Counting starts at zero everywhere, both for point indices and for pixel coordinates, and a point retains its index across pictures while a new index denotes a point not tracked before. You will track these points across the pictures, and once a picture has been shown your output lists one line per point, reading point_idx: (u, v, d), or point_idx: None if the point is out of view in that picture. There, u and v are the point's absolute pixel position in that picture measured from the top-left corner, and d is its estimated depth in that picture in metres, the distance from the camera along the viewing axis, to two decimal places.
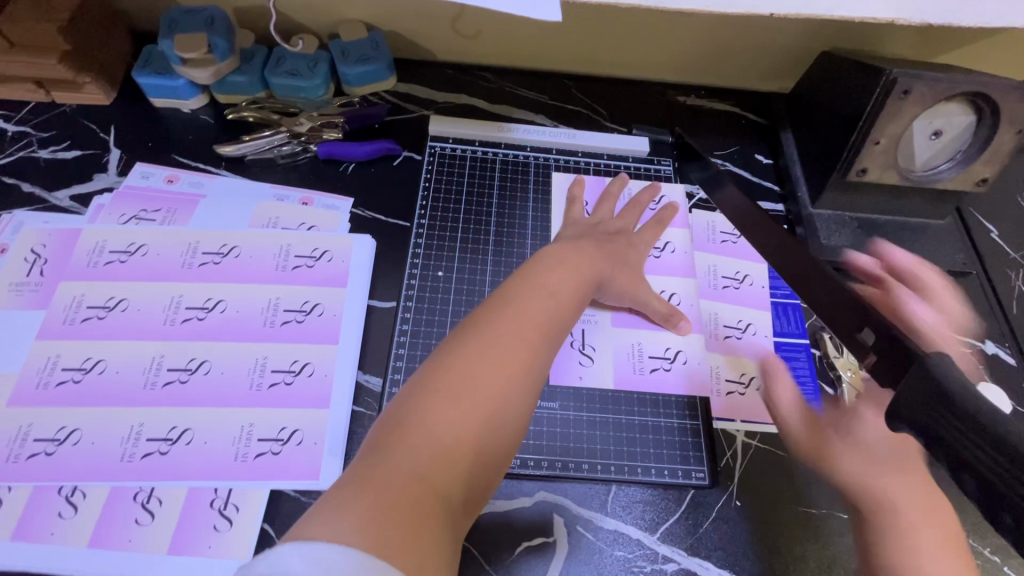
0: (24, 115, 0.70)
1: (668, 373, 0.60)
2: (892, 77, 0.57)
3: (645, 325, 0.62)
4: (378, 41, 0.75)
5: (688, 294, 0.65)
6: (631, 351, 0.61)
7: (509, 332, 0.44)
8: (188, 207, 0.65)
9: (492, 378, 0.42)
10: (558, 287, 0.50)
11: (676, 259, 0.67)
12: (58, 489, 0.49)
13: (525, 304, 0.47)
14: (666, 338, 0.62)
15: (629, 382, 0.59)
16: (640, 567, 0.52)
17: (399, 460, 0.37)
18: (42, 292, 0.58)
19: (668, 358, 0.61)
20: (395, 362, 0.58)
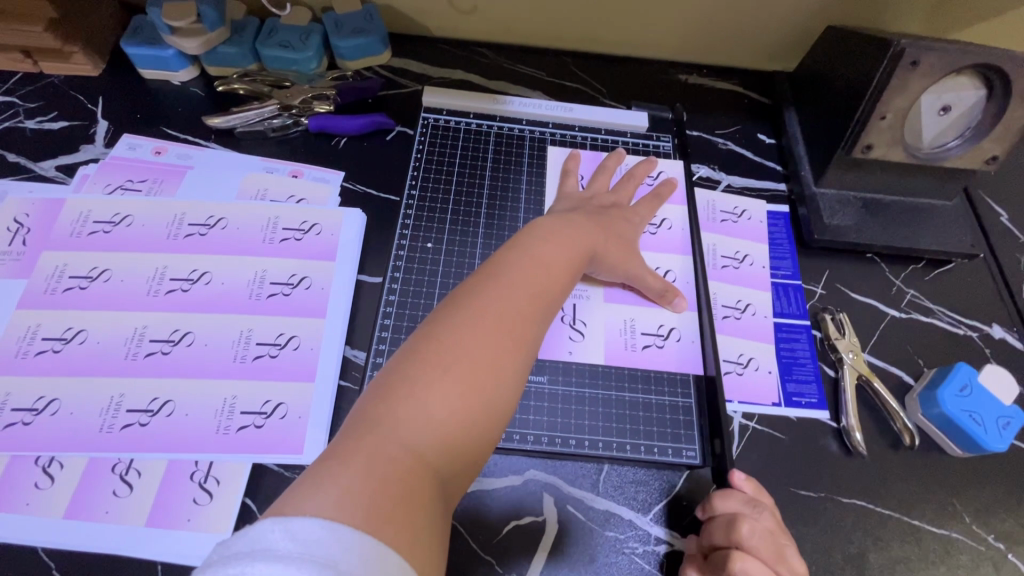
0: (12, 85, 0.69)
1: (661, 350, 0.58)
2: (900, 49, 0.55)
3: (641, 303, 0.61)
4: (372, 14, 0.73)
5: (686, 273, 0.63)
6: (625, 330, 0.59)
7: (505, 303, 0.43)
8: (176, 178, 0.63)
9: (488, 349, 0.40)
10: (554, 258, 0.48)
11: (674, 237, 0.65)
12: (35, 460, 0.48)
13: (521, 275, 0.45)
14: (662, 316, 0.60)
15: (622, 361, 0.58)
16: (631, 548, 0.50)
17: (390, 431, 0.36)
18: (24, 260, 0.57)
19: (662, 336, 0.59)
20: (381, 337, 0.56)
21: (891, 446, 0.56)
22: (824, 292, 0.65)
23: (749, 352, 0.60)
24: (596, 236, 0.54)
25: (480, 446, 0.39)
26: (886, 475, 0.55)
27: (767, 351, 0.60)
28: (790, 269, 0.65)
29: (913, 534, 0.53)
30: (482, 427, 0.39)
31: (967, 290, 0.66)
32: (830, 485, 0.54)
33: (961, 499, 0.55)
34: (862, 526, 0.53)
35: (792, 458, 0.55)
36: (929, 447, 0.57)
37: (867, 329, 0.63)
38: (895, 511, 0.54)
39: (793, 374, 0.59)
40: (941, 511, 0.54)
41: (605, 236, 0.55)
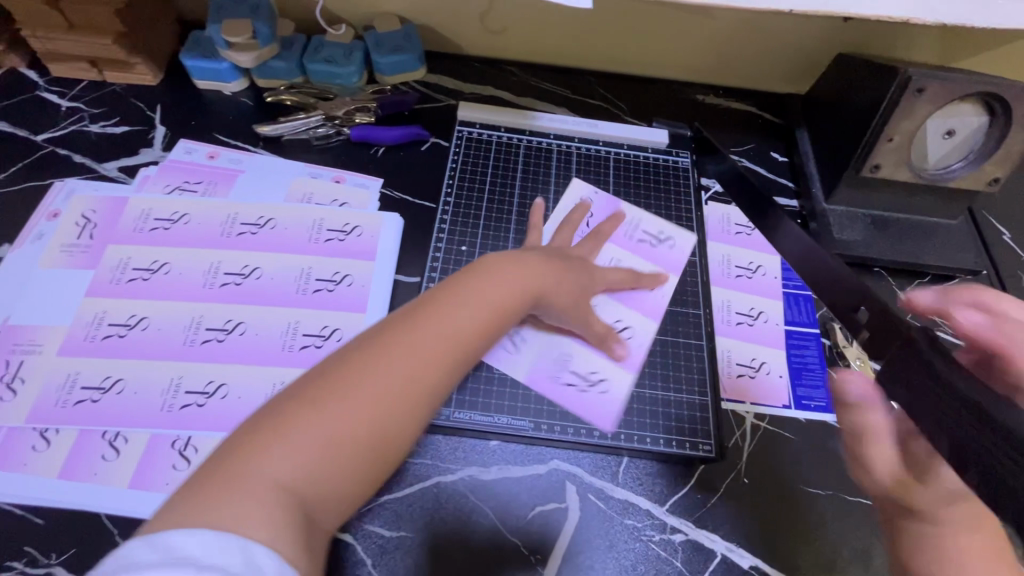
0: (77, 92, 0.75)
1: (581, 395, 0.59)
2: (906, 75, 0.59)
3: (583, 344, 0.61)
4: (410, 33, 0.78)
5: (642, 338, 0.62)
6: (556, 361, 0.60)
7: (424, 345, 0.42)
8: (228, 180, 0.68)
9: (393, 391, 0.40)
10: (493, 303, 0.48)
11: (645, 299, 0.65)
12: (102, 434, 0.52)
13: (450, 319, 0.44)
14: (597, 364, 0.60)
15: (541, 388, 0.59)
16: (648, 536, 0.54)
17: (264, 459, 0.35)
18: (91, 252, 0.62)
19: (589, 380, 0.59)
20: None
21: None
22: None
23: (762, 356, 0.63)
24: (543, 270, 0.54)
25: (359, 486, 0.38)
26: None
27: (779, 356, 0.63)
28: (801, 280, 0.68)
29: None
30: (368, 471, 0.39)
31: None
32: (837, 484, 0.57)
33: None
34: (866, 523, 0.56)
35: (803, 457, 0.59)
36: None
37: None
38: None
39: (804, 379, 0.62)
40: None
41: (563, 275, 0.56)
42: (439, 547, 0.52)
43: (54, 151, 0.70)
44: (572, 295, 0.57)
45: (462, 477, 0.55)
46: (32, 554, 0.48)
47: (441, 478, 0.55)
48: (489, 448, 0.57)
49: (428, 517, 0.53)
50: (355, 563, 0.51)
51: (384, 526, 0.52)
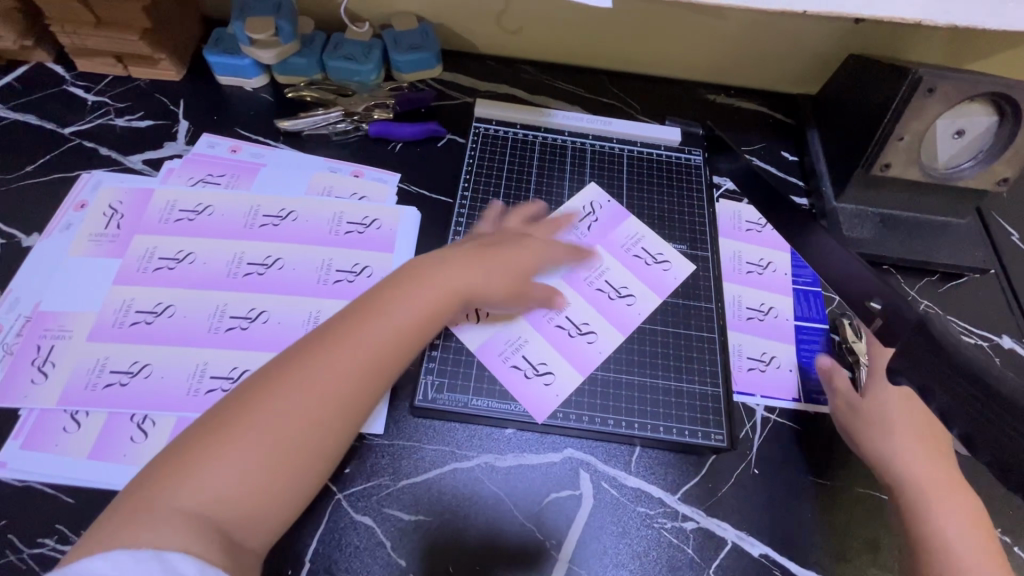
0: (103, 87, 0.77)
1: (524, 380, 0.60)
2: (917, 76, 0.60)
3: (545, 335, 0.62)
4: (427, 31, 0.80)
5: (603, 346, 0.62)
6: (510, 340, 0.61)
7: (337, 365, 0.44)
8: (250, 173, 0.70)
9: (310, 411, 0.42)
10: (411, 313, 0.49)
11: (621, 314, 0.64)
12: (131, 417, 0.54)
13: (365, 335, 0.46)
14: (549, 355, 0.61)
15: (489, 362, 0.60)
16: (660, 523, 0.55)
17: (184, 490, 0.38)
18: (118, 242, 0.63)
19: (536, 369, 0.60)
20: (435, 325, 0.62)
21: None
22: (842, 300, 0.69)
23: (772, 350, 0.64)
24: (466, 270, 0.54)
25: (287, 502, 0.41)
26: None
27: (789, 350, 0.64)
28: (810, 276, 0.69)
29: None
30: (293, 488, 0.41)
31: (977, 303, 0.71)
32: (846, 476, 0.58)
33: None
34: (874, 513, 0.57)
35: (813, 449, 0.60)
36: None
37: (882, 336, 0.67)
38: None
39: (814, 373, 0.63)
40: None
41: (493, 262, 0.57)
42: (457, 530, 0.53)
43: (80, 143, 0.72)
44: (506, 283, 0.58)
45: (478, 463, 0.57)
46: (62, 532, 0.50)
47: (458, 464, 0.57)
48: (504, 436, 0.58)
49: (446, 502, 0.55)
50: (375, 544, 0.52)
51: (401, 510, 0.54)
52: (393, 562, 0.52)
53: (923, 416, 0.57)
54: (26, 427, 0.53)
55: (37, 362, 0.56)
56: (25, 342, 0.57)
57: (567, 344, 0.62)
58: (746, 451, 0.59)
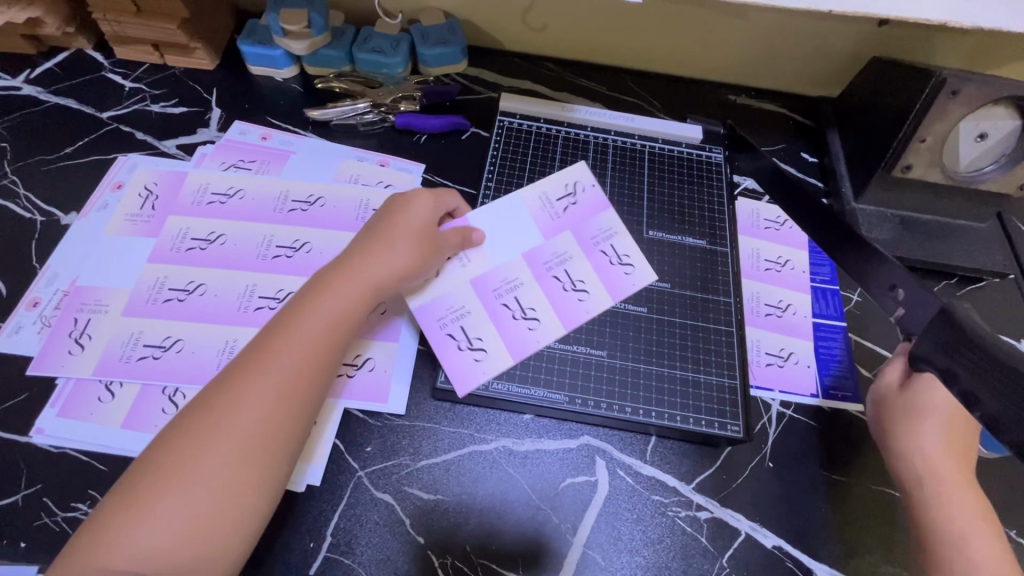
0: (139, 74, 0.79)
1: (456, 351, 0.60)
2: (941, 78, 0.60)
3: (488, 311, 0.62)
4: (454, 26, 0.81)
5: (542, 335, 0.62)
6: (453, 308, 0.62)
7: (256, 391, 0.44)
8: (281, 160, 0.72)
9: (236, 449, 0.42)
10: (325, 329, 0.49)
11: (569, 309, 0.64)
12: (162, 389, 0.56)
13: (277, 363, 0.46)
14: (486, 331, 0.61)
15: (428, 327, 0.61)
16: (674, 512, 0.56)
17: (123, 552, 0.39)
18: (153, 222, 0.66)
19: (470, 343, 0.60)
20: (456, 310, 0.62)
21: None
22: (861, 299, 0.69)
23: (790, 346, 0.65)
24: (375, 270, 0.53)
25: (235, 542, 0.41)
26: None
27: (806, 346, 0.65)
28: (829, 275, 0.70)
29: None
30: (249, 507, 0.42)
31: (996, 307, 0.71)
32: (861, 473, 0.59)
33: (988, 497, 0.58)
34: (889, 511, 0.57)
35: (828, 444, 0.60)
36: None
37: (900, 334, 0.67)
38: None
39: (831, 369, 0.64)
40: None
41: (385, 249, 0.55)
42: (475, 509, 0.55)
43: (117, 128, 0.74)
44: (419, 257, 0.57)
45: (496, 447, 0.58)
46: (94, 497, 0.52)
47: (477, 446, 0.58)
48: (523, 420, 0.59)
49: (463, 483, 0.56)
50: (394, 521, 0.54)
51: (419, 489, 0.55)
52: (412, 538, 0.53)
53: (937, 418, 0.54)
54: (63, 396, 0.55)
55: (74, 334, 0.58)
56: (63, 315, 0.59)
57: (509, 325, 0.62)
58: (761, 444, 0.60)
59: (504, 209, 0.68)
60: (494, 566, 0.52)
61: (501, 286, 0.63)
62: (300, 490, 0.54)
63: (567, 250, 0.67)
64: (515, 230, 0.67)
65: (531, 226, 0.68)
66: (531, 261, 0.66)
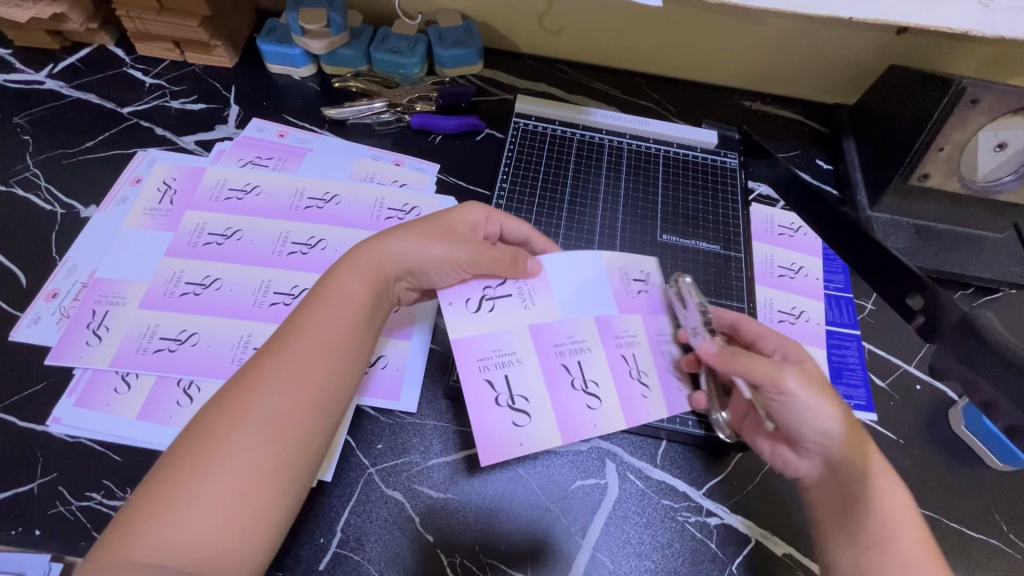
0: (160, 70, 0.80)
1: (495, 405, 0.54)
2: (961, 87, 0.59)
3: (543, 370, 0.56)
4: (471, 28, 0.82)
5: (598, 420, 0.55)
6: (502, 352, 0.56)
7: (287, 376, 0.45)
8: (297, 157, 0.73)
9: (270, 435, 0.43)
10: (343, 323, 0.49)
11: (631, 401, 0.56)
12: (177, 382, 0.56)
13: (304, 351, 0.46)
14: (535, 391, 0.55)
15: (467, 362, 0.55)
16: (684, 517, 0.55)
17: (158, 535, 0.38)
18: (171, 216, 0.67)
19: (513, 402, 0.54)
20: (504, 358, 0.55)
21: (940, 451, 0.60)
22: (875, 307, 0.68)
23: None
24: (395, 260, 0.53)
25: (271, 528, 0.42)
26: (927, 478, 0.59)
27: (819, 354, 0.64)
28: (842, 283, 0.70)
29: (954, 536, 0.56)
30: (286, 490, 0.43)
31: None
32: None
33: (1003, 510, 0.57)
34: None
35: None
36: (972, 460, 0.60)
37: (915, 344, 0.66)
38: (938, 514, 0.57)
39: (843, 378, 0.63)
40: (983, 518, 0.57)
41: (414, 246, 0.54)
42: (485, 509, 0.55)
43: (137, 123, 0.75)
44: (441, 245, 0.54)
45: None
46: (108, 487, 0.52)
47: None
48: None
49: (475, 482, 0.56)
50: (403, 519, 0.54)
51: (430, 488, 0.55)
52: (421, 537, 0.53)
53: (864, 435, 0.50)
54: (80, 386, 0.56)
55: (92, 325, 0.59)
56: (81, 306, 0.60)
57: (564, 396, 0.56)
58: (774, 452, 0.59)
59: (581, 260, 0.60)
60: (503, 566, 0.52)
61: (564, 344, 0.57)
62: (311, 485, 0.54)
63: (638, 333, 0.59)
64: (587, 285, 0.60)
65: (605, 291, 0.60)
66: (603, 329, 0.59)
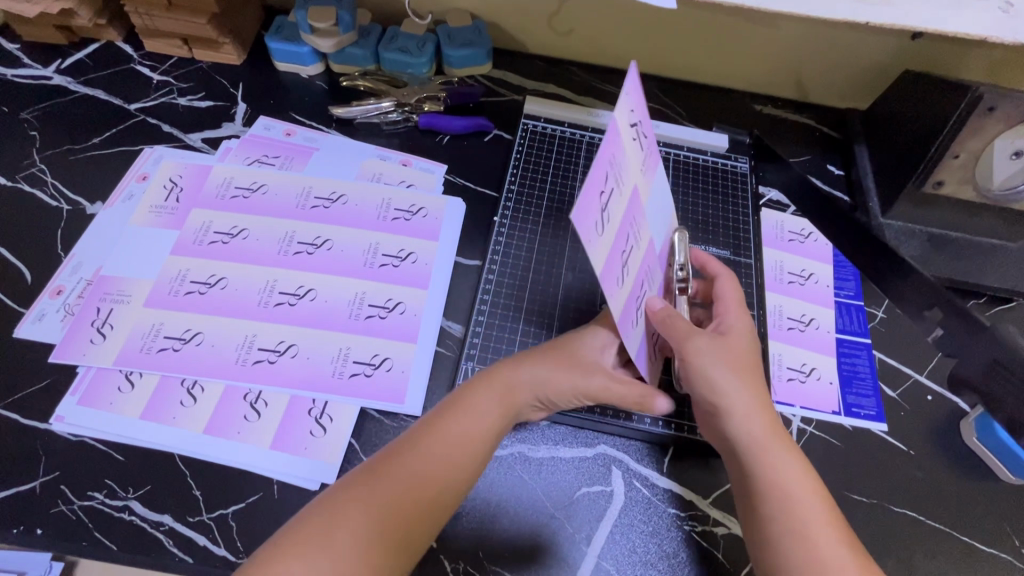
0: (167, 67, 0.80)
1: (599, 204, 0.39)
2: (978, 94, 0.58)
3: (621, 224, 0.44)
4: (481, 28, 0.81)
5: (618, 303, 0.44)
6: (619, 173, 0.43)
7: (429, 468, 0.44)
8: (304, 156, 0.72)
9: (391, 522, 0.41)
10: (473, 440, 0.47)
11: (631, 311, 0.48)
12: (181, 381, 0.56)
13: (446, 447, 0.45)
14: (612, 226, 0.42)
15: (606, 145, 0.39)
16: (690, 527, 0.55)
17: None
18: (176, 215, 0.66)
19: (604, 222, 0.40)
20: (617, 184, 0.43)
21: (951, 463, 0.59)
22: (886, 316, 0.67)
23: (812, 362, 0.63)
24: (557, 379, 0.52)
25: None
26: (937, 491, 0.58)
27: (828, 363, 0.63)
28: (853, 290, 0.69)
29: (964, 550, 0.55)
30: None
31: None
32: (882, 493, 0.57)
33: (1014, 525, 0.57)
34: (912, 535, 0.55)
35: (849, 464, 0.59)
36: (983, 472, 0.59)
37: (926, 354, 0.65)
38: (947, 527, 0.56)
39: (853, 387, 0.62)
40: (994, 532, 0.56)
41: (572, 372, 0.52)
42: (488, 515, 0.54)
43: (144, 120, 0.75)
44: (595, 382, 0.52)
45: (512, 452, 0.57)
46: (110, 487, 0.52)
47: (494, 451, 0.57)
48: (538, 428, 0.59)
49: (478, 488, 0.55)
50: None
51: None
52: None
53: (766, 411, 0.50)
54: (83, 384, 0.56)
55: (96, 323, 0.59)
56: (86, 303, 0.60)
57: (617, 254, 0.43)
58: None
59: (664, 191, 0.54)
60: (507, 572, 0.52)
61: (634, 223, 0.47)
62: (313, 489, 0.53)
63: (653, 276, 0.53)
64: (661, 213, 0.54)
65: (657, 226, 0.53)
66: (650, 249, 0.51)
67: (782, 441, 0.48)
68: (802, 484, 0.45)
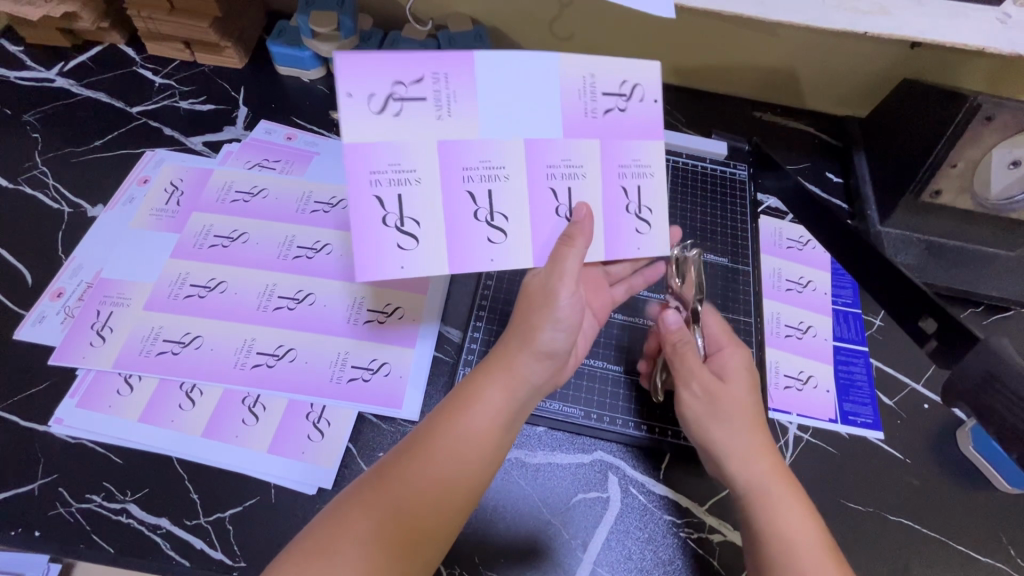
0: (169, 70, 0.80)
1: (387, 227, 0.47)
2: (976, 103, 0.58)
3: (445, 194, 0.48)
4: (481, 34, 0.80)
5: (502, 252, 0.50)
6: (400, 167, 0.46)
7: (438, 469, 0.43)
8: (304, 160, 0.72)
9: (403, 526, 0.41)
10: (486, 432, 0.45)
11: (544, 235, 0.51)
12: (180, 385, 0.56)
13: (456, 448, 0.44)
14: (430, 214, 0.48)
15: (359, 171, 0.45)
16: (686, 534, 0.55)
17: None
18: (177, 218, 0.67)
19: (403, 224, 0.47)
20: (403, 173, 0.46)
21: (947, 472, 0.59)
22: (884, 324, 0.67)
23: (808, 369, 0.64)
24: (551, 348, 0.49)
25: None
26: (933, 500, 0.58)
27: (826, 371, 0.64)
28: (851, 298, 0.69)
29: (960, 559, 0.55)
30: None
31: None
32: (878, 502, 0.57)
33: (1010, 534, 0.57)
34: (907, 543, 0.56)
35: (845, 471, 0.59)
36: (979, 481, 0.59)
37: (923, 363, 0.65)
38: (943, 536, 0.56)
39: (850, 395, 0.62)
40: (989, 541, 0.56)
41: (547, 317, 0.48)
42: (485, 521, 0.54)
43: (145, 123, 0.75)
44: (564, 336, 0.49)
45: (510, 458, 0.57)
46: (108, 490, 0.52)
47: None
48: (536, 433, 0.59)
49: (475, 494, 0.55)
50: None
51: None
52: None
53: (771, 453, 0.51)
54: (82, 387, 0.56)
55: (96, 326, 0.59)
56: (86, 306, 0.60)
57: (462, 222, 0.49)
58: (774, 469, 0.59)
59: (536, 70, 0.47)
60: None
61: (475, 168, 0.48)
62: (310, 493, 0.53)
63: (582, 163, 0.51)
64: (535, 99, 0.48)
65: (557, 112, 0.49)
66: (540, 151, 0.49)
67: (782, 482, 0.49)
68: (802, 527, 0.47)
